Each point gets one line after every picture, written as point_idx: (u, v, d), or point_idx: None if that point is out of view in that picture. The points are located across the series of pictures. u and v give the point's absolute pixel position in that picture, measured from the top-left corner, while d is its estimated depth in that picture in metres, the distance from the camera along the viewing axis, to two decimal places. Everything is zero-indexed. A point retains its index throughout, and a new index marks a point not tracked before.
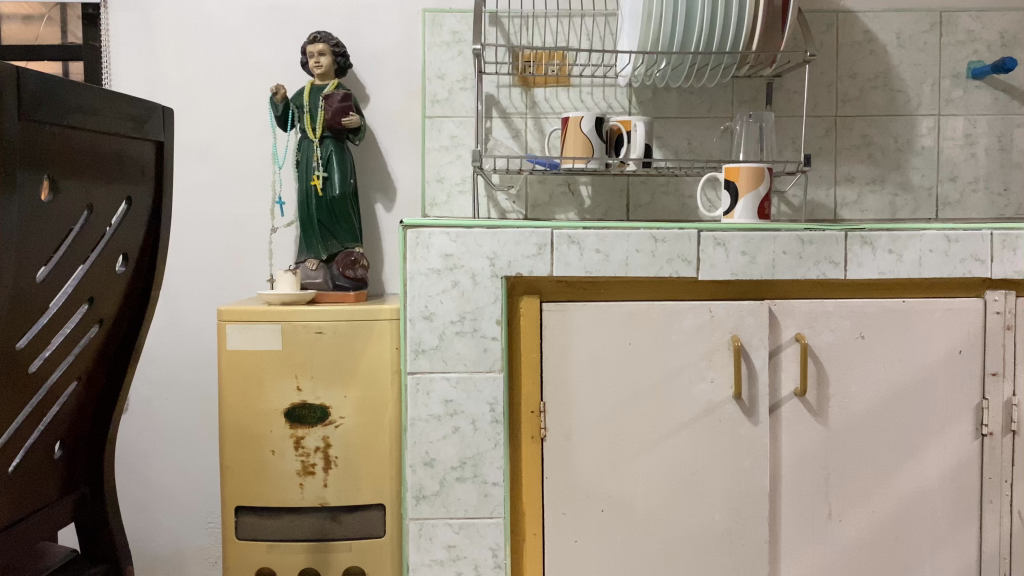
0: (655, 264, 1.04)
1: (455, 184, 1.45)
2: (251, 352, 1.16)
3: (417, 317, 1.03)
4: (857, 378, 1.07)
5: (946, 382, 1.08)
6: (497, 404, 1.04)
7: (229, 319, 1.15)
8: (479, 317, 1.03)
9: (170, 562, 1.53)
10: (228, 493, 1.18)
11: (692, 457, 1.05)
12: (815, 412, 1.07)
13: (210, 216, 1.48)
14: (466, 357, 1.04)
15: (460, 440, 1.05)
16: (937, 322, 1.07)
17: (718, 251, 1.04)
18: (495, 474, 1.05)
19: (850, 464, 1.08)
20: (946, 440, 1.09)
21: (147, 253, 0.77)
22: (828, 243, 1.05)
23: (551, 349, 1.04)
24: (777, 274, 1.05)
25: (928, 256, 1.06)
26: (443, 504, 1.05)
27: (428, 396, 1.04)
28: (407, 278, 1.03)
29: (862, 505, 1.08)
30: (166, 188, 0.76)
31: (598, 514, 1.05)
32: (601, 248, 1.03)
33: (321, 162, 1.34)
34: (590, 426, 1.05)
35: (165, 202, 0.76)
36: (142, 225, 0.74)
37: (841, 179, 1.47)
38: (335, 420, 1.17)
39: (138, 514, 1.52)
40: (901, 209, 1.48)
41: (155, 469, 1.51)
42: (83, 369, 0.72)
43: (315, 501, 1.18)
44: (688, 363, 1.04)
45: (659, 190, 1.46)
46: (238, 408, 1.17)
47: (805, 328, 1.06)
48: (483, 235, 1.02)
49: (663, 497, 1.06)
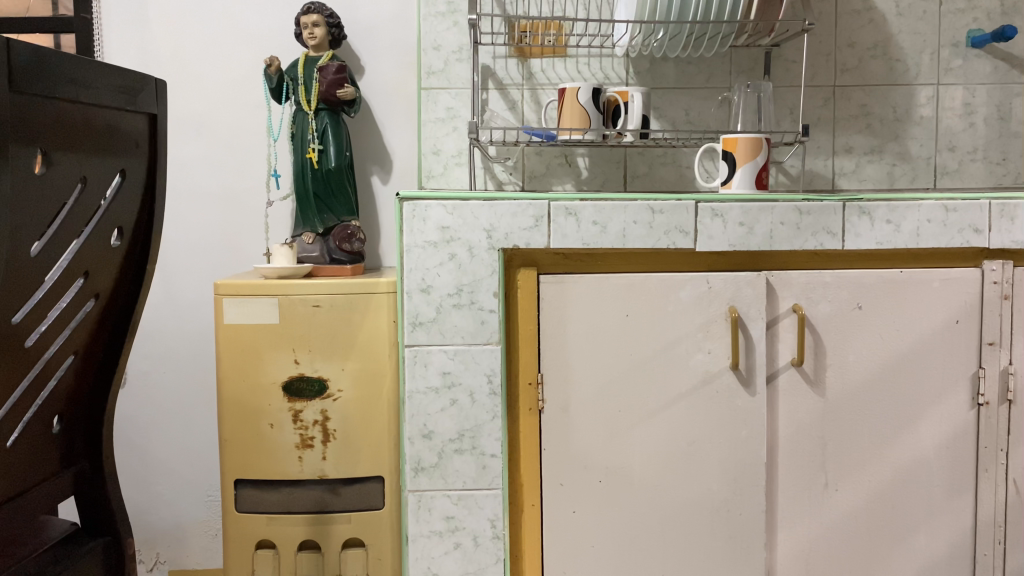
0: (652, 236, 1.03)
1: (451, 157, 1.44)
2: (250, 326, 1.23)
3: (414, 290, 1.03)
4: (854, 348, 1.06)
5: (944, 351, 1.07)
6: (495, 375, 1.04)
7: (226, 294, 1.23)
8: (477, 290, 1.03)
9: (170, 535, 1.54)
10: (229, 466, 1.27)
11: (688, 427, 1.06)
12: (812, 381, 1.06)
13: (208, 191, 1.48)
14: (463, 330, 1.04)
15: (458, 412, 1.05)
16: (935, 291, 1.06)
17: (716, 223, 1.04)
18: (494, 445, 1.05)
19: (846, 434, 1.07)
20: (943, 410, 1.08)
21: (142, 226, 0.77)
22: (826, 214, 1.05)
23: (547, 321, 1.04)
24: (775, 244, 1.04)
25: (926, 226, 1.05)
26: (442, 475, 1.05)
27: (425, 368, 1.04)
28: (403, 251, 1.03)
29: (858, 475, 1.08)
30: (161, 160, 0.75)
31: (596, 484, 1.06)
32: (598, 220, 1.03)
33: (316, 135, 1.37)
34: (588, 398, 1.05)
35: (160, 179, 0.76)
36: (136, 200, 0.74)
37: (838, 150, 1.48)
38: (333, 393, 1.25)
39: (138, 487, 1.53)
40: (899, 179, 1.49)
41: (156, 442, 1.53)
42: (80, 344, 0.72)
43: (315, 474, 1.26)
44: (685, 335, 1.04)
45: (657, 161, 1.46)
46: (237, 381, 1.25)
47: (803, 298, 1.05)
48: (480, 207, 1.02)
49: (660, 466, 1.06)
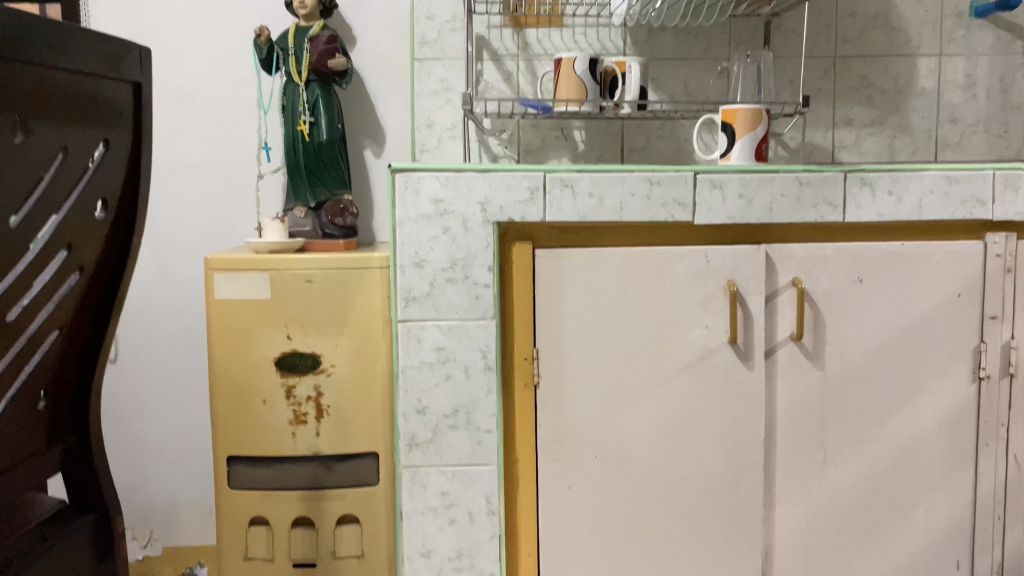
0: (650, 209, 1.01)
1: (445, 130, 1.41)
2: (241, 302, 1.21)
3: (407, 264, 1.01)
4: (854, 323, 1.05)
5: (945, 325, 1.06)
6: (490, 351, 1.03)
7: (217, 269, 1.20)
8: (471, 264, 1.01)
9: (163, 512, 1.53)
10: (221, 443, 1.25)
11: (686, 403, 1.04)
12: (812, 356, 1.05)
13: (197, 164, 1.45)
14: (458, 305, 1.02)
15: (453, 388, 1.03)
16: (937, 265, 1.05)
17: (715, 195, 1.02)
18: (489, 421, 1.04)
19: (845, 409, 1.06)
20: (944, 385, 1.07)
21: (128, 197, 0.74)
22: (827, 186, 1.03)
23: (543, 296, 1.02)
24: (774, 217, 1.03)
25: (928, 197, 1.04)
26: (437, 452, 1.04)
27: (419, 344, 1.02)
28: (396, 224, 1.01)
29: (857, 450, 1.07)
30: (146, 130, 0.73)
31: (592, 460, 1.05)
32: (595, 192, 1.01)
33: (307, 107, 1.34)
34: (584, 373, 1.04)
35: (146, 149, 0.74)
36: (121, 171, 0.72)
37: (838, 122, 1.45)
38: (326, 369, 1.23)
39: (131, 464, 1.52)
40: (899, 152, 1.46)
41: (149, 419, 1.51)
42: (65, 318, 0.70)
43: (309, 450, 1.24)
44: (683, 310, 1.03)
45: (654, 134, 1.43)
46: (229, 358, 1.23)
47: (803, 272, 1.04)
48: (474, 179, 1.00)
49: (657, 441, 1.05)
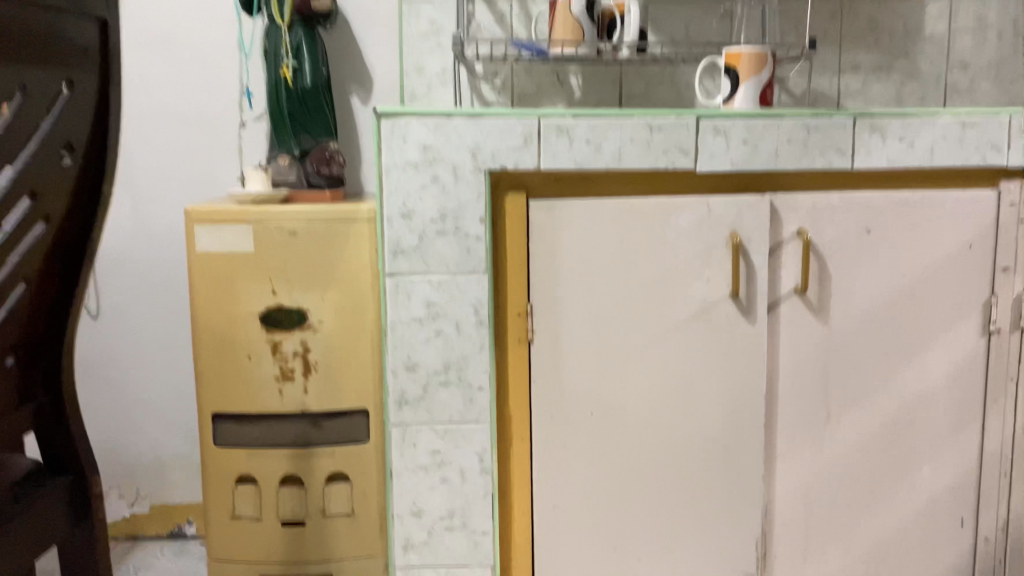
0: (650, 156, 0.96)
1: (436, 75, 1.35)
2: (224, 255, 1.17)
3: (395, 215, 0.97)
4: (860, 275, 1.01)
5: (955, 278, 1.02)
6: (482, 305, 0.99)
7: (197, 221, 1.16)
8: (462, 215, 0.97)
9: (150, 470, 1.50)
10: (206, 400, 1.21)
11: (685, 358, 1.01)
12: (816, 310, 1.01)
13: (178, 112, 1.40)
14: (448, 258, 0.98)
15: (444, 344, 0.99)
16: (948, 214, 1.00)
17: (718, 140, 0.97)
18: (481, 378, 1.00)
19: (849, 364, 1.02)
20: (952, 339, 1.03)
21: (98, 144, 0.69)
22: (835, 131, 0.97)
23: (538, 247, 0.98)
24: (780, 164, 0.98)
25: (941, 143, 0.98)
26: (427, 409, 1.00)
27: (408, 298, 0.98)
28: (382, 173, 0.96)
29: (861, 407, 1.03)
30: (113, 71, 0.68)
31: (588, 417, 1.01)
32: (592, 138, 0.96)
33: (290, 51, 1.29)
34: (579, 328, 1.00)
35: (115, 92, 0.69)
36: (89, 115, 0.67)
37: (844, 68, 1.40)
38: (313, 324, 1.19)
39: (116, 422, 1.49)
40: (907, 99, 1.41)
41: (134, 375, 1.48)
42: (33, 271, 0.66)
43: (296, 407, 1.21)
44: (683, 262, 0.99)
45: (654, 80, 1.38)
46: (212, 312, 1.19)
47: (809, 223, 0.99)
48: (464, 124, 0.95)
49: (655, 398, 1.01)
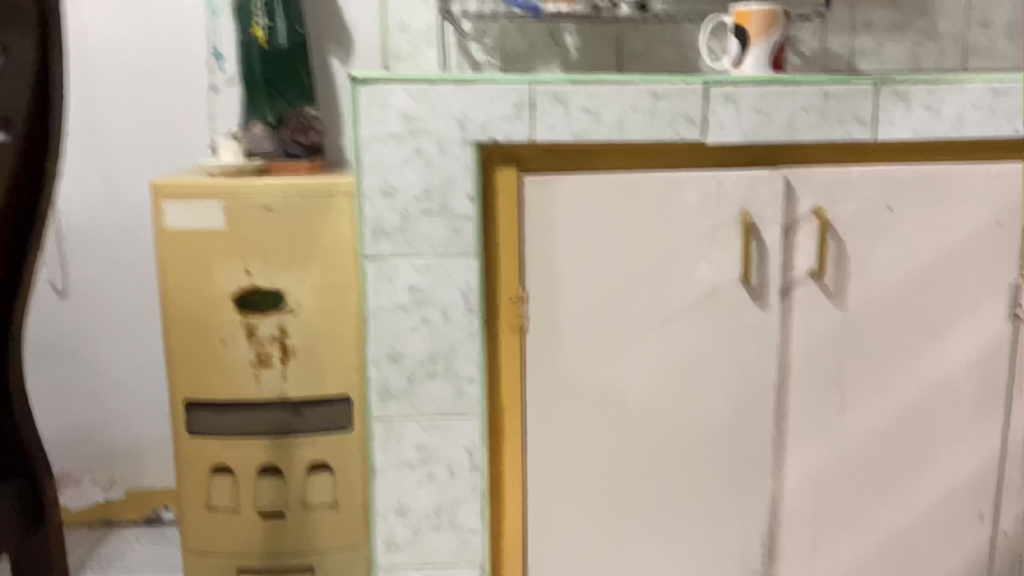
0: (654, 126, 0.88)
1: (420, 34, 1.26)
2: (193, 231, 1.09)
3: (375, 192, 0.88)
4: (880, 256, 0.93)
5: (980, 258, 0.94)
6: (472, 291, 0.91)
7: (164, 194, 1.07)
8: (449, 192, 0.89)
9: (126, 455, 1.44)
10: (178, 386, 1.14)
11: (691, 346, 0.93)
12: (832, 294, 0.94)
13: (143, 74, 1.30)
14: (434, 239, 0.90)
15: (430, 332, 0.92)
16: (976, 189, 0.93)
17: (728, 109, 0.88)
18: (471, 369, 0.92)
19: (866, 350, 0.95)
20: (977, 324, 0.96)
21: (39, 121, 0.67)
22: (856, 99, 0.89)
23: (532, 226, 0.90)
24: (795, 135, 0.89)
25: (970, 111, 0.90)
26: (413, 402, 0.93)
27: (391, 283, 0.90)
28: (361, 145, 0.87)
29: (878, 395, 0.97)
30: (53, 43, 0.65)
31: (585, 409, 0.94)
32: (590, 107, 0.87)
33: (263, 9, 1.19)
34: (576, 314, 0.92)
35: (55, 65, 0.66)
36: (26, 90, 0.64)
37: (858, 27, 1.31)
38: (291, 306, 1.12)
39: (88, 405, 1.42)
40: (924, 60, 1.33)
41: (105, 356, 1.40)
42: None
43: (274, 394, 1.14)
44: (689, 242, 0.91)
45: (655, 39, 1.29)
46: (181, 293, 1.11)
47: (825, 199, 0.91)
48: (451, 92, 0.86)
49: (658, 389, 0.94)
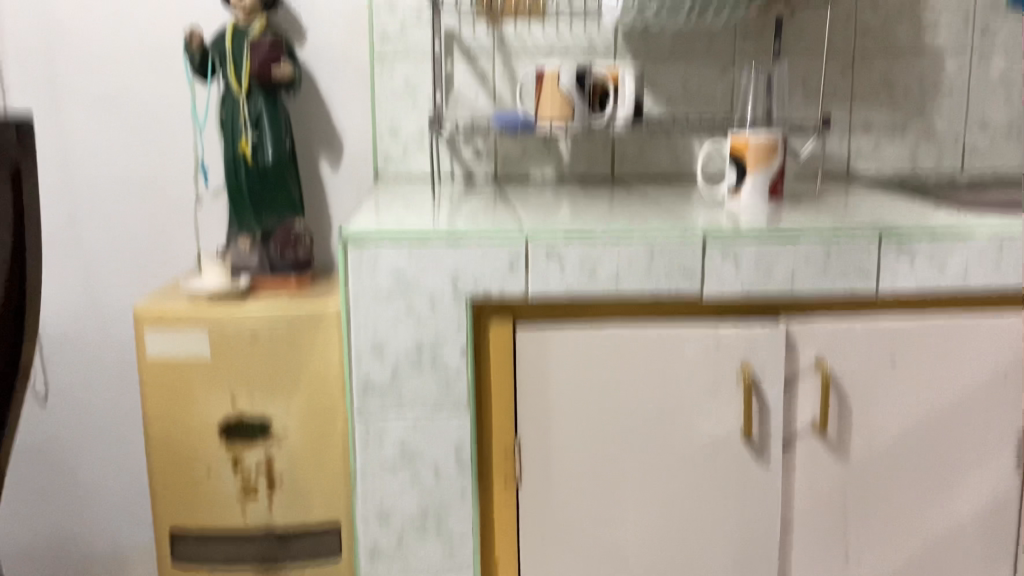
0: (651, 281, 0.86)
1: (411, 138, 1.25)
2: (177, 362, 1.06)
3: (364, 349, 0.86)
4: (885, 408, 0.91)
5: (988, 408, 0.92)
6: (464, 448, 0.88)
7: (148, 324, 1.05)
8: (440, 349, 0.86)
9: (110, 561, 1.40)
10: (162, 517, 1.11)
11: (691, 501, 0.91)
12: (835, 447, 0.91)
13: (126, 180, 1.27)
14: (425, 396, 0.87)
15: (421, 490, 0.89)
16: (984, 339, 0.90)
17: (727, 264, 0.86)
18: (463, 527, 0.90)
19: (871, 501, 0.93)
20: (985, 473, 0.93)
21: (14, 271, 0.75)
22: (857, 253, 0.87)
23: (527, 381, 0.87)
24: (796, 289, 0.87)
25: (975, 264, 0.88)
26: (403, 560, 0.90)
27: (380, 441, 0.88)
28: (349, 302, 0.85)
29: (883, 545, 0.94)
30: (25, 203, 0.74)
31: (582, 566, 0.91)
32: (586, 264, 0.85)
33: (249, 122, 1.16)
34: (572, 470, 0.89)
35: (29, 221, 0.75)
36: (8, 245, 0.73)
37: (856, 128, 1.29)
38: (278, 437, 1.08)
39: (71, 511, 1.38)
40: (922, 160, 1.31)
41: (88, 462, 1.36)
42: None
43: (261, 525, 1.11)
44: (689, 398, 0.88)
45: (650, 143, 1.27)
46: (166, 423, 1.08)
47: (828, 351, 0.89)
48: (442, 250, 0.84)
49: (657, 544, 0.91)
